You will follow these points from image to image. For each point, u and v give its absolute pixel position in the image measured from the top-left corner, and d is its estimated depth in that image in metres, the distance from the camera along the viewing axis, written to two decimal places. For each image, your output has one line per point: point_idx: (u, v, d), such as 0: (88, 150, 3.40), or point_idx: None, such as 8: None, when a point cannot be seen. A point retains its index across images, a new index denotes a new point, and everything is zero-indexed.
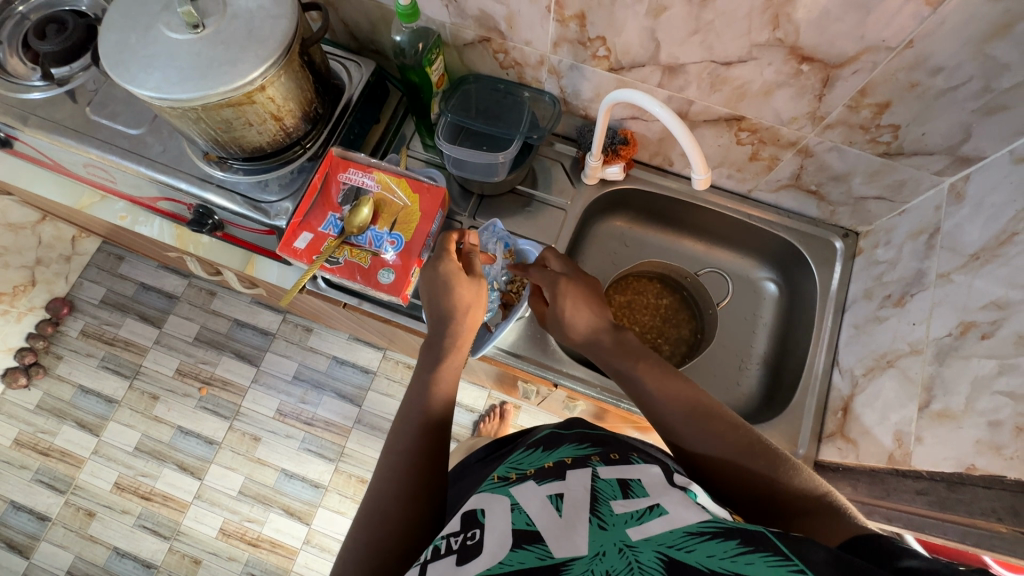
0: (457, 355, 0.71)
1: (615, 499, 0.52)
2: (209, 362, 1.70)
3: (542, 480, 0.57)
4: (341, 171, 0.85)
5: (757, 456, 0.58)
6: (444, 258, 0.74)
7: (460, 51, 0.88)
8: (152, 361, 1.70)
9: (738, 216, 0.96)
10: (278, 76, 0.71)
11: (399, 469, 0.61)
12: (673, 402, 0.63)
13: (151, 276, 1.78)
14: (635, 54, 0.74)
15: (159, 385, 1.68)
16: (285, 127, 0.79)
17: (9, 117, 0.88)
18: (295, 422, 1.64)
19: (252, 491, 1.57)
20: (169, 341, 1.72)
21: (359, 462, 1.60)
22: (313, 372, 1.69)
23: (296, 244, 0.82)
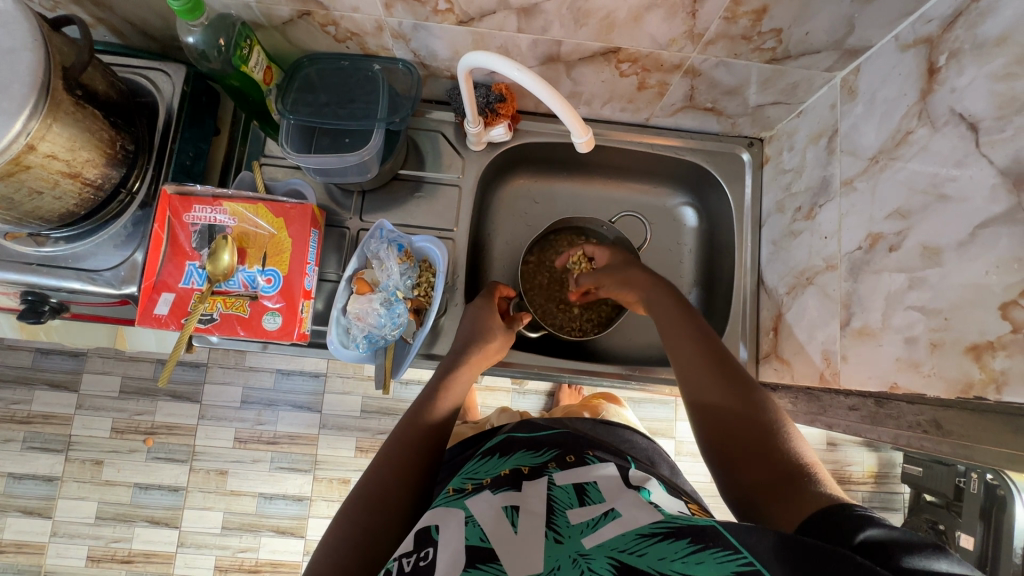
0: (469, 370, 0.72)
1: (572, 508, 0.46)
2: (146, 412, 1.42)
3: (497, 490, 0.50)
4: (184, 213, 0.71)
5: (759, 414, 0.52)
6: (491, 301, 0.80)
7: (283, 32, 0.72)
8: (81, 427, 1.41)
9: (641, 147, 0.89)
10: (48, 126, 0.56)
11: (401, 456, 0.59)
12: (687, 343, 0.61)
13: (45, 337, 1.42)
14: (480, 1, 0.62)
15: (98, 449, 1.41)
16: (89, 181, 0.64)
17: None
18: (258, 445, 1.42)
19: (236, 522, 1.41)
20: (93, 402, 1.42)
21: (337, 464, 1.43)
22: (260, 391, 1.44)
23: (156, 311, 0.70)
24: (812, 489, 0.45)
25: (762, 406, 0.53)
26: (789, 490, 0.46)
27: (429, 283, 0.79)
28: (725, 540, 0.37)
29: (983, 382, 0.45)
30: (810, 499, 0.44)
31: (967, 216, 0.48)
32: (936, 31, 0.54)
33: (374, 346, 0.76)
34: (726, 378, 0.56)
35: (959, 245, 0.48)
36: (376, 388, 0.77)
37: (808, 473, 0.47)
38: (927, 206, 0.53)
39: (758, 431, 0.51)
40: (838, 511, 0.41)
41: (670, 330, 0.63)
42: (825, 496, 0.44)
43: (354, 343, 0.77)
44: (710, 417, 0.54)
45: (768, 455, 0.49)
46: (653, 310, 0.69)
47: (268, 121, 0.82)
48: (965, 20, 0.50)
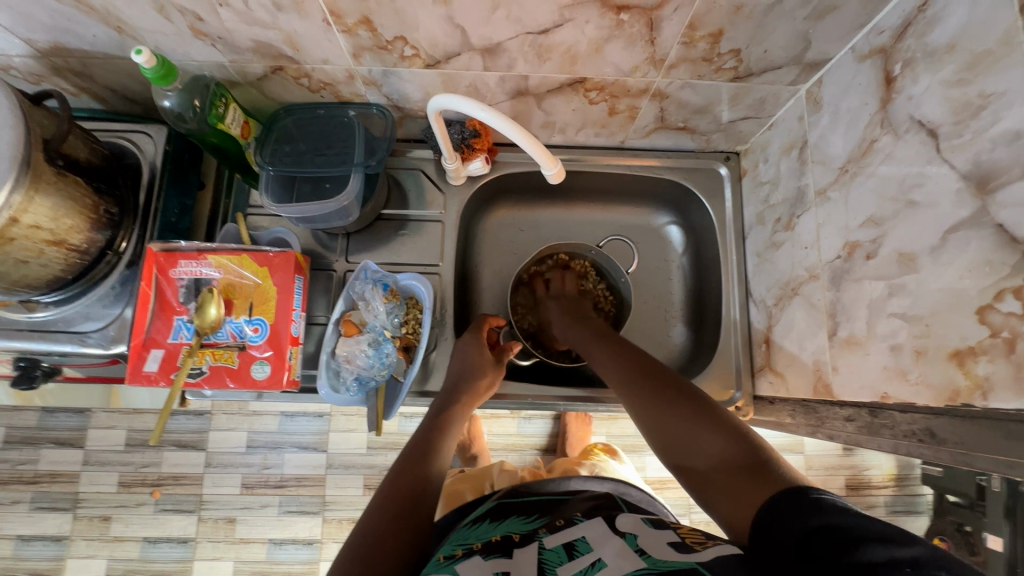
0: (463, 408, 0.72)
1: (561, 565, 0.45)
2: (152, 464, 1.42)
3: (488, 556, 0.48)
4: (170, 268, 0.72)
5: (689, 412, 0.54)
6: (472, 332, 0.81)
7: (258, 87, 0.74)
8: (88, 483, 1.40)
9: (619, 170, 0.91)
10: (31, 198, 0.57)
11: (394, 503, 0.58)
12: (628, 380, 0.62)
13: None
14: (444, 44, 0.64)
15: (106, 505, 1.40)
16: (74, 247, 0.66)
17: None
18: (265, 489, 1.41)
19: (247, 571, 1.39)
20: (99, 457, 1.41)
21: (346, 504, 1.41)
22: (265, 435, 1.43)
23: (146, 368, 0.71)
24: (760, 477, 0.45)
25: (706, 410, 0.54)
26: (744, 478, 0.46)
27: (417, 320, 0.80)
28: None
29: (969, 388, 0.44)
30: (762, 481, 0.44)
31: (936, 221, 0.48)
32: (889, 42, 0.55)
33: (365, 388, 0.76)
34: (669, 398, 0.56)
35: (932, 250, 0.48)
36: (369, 430, 0.76)
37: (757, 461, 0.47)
38: (899, 212, 0.52)
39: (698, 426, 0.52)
40: (786, 495, 0.42)
41: (611, 368, 0.66)
42: (785, 481, 0.44)
43: (345, 386, 0.76)
44: (653, 425, 0.56)
45: (720, 459, 0.49)
46: (600, 348, 0.71)
47: (252, 172, 0.83)
48: (915, 29, 0.51)
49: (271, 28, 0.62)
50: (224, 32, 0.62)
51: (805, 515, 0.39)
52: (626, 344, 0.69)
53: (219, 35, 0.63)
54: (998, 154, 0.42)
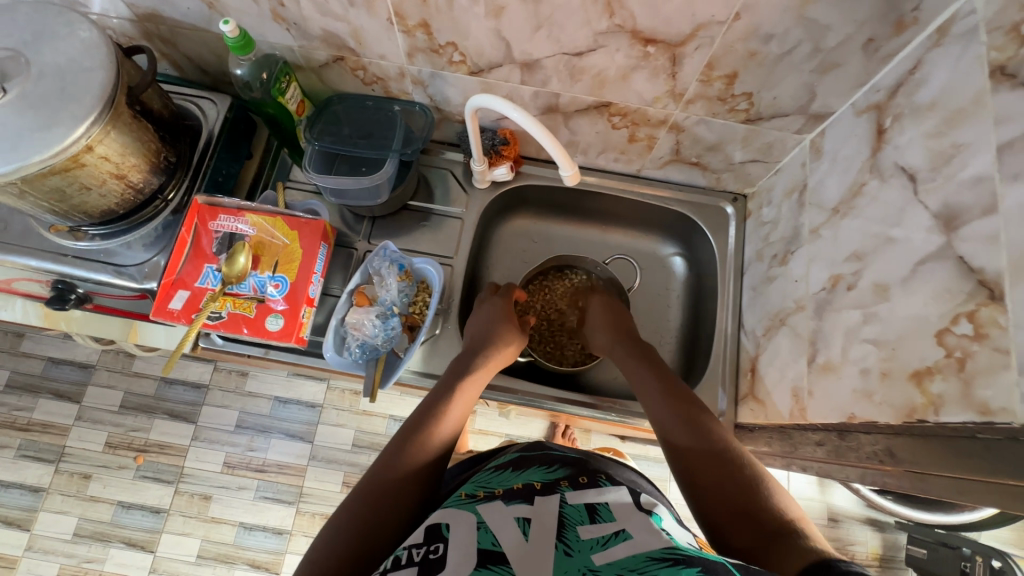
0: (477, 376, 0.74)
1: (582, 524, 0.48)
2: (141, 429, 1.45)
3: (510, 502, 0.51)
4: (210, 220, 0.79)
5: (727, 461, 0.55)
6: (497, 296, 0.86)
7: (318, 73, 0.83)
8: (77, 438, 1.44)
9: (633, 196, 0.97)
10: (107, 132, 0.65)
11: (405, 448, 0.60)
12: (671, 411, 0.63)
13: (58, 347, 1.49)
14: (489, 55, 0.72)
15: (89, 463, 1.42)
16: (132, 184, 0.73)
17: None
18: (246, 471, 1.43)
19: (212, 552, 1.38)
20: (93, 414, 1.45)
21: (321, 498, 1.41)
22: (256, 417, 1.46)
23: (171, 305, 0.76)
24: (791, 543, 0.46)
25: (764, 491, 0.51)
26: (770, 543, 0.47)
27: (424, 302, 0.85)
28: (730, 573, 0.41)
29: (924, 405, 0.48)
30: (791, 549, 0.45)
31: (908, 255, 0.52)
32: (883, 99, 0.61)
33: (369, 356, 0.80)
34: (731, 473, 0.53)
35: (903, 281, 0.53)
36: (363, 398, 0.79)
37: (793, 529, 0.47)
38: (879, 248, 0.57)
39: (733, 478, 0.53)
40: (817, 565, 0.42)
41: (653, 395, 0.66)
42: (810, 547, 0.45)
43: (348, 352, 0.80)
44: (687, 459, 0.57)
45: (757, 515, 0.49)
46: (642, 373, 0.71)
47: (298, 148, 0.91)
48: (905, 89, 0.57)
49: (342, 20, 0.71)
50: (301, 18, 0.71)
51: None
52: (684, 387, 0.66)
53: (295, 21, 0.72)
54: (963, 196, 0.47)
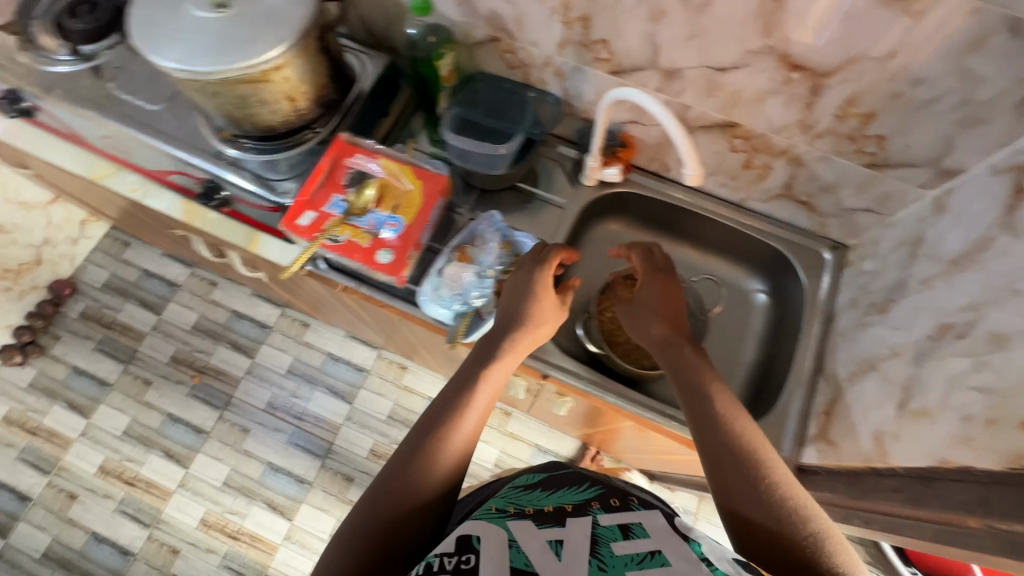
0: (510, 357, 0.71)
1: (616, 541, 0.50)
2: (204, 352, 1.92)
3: (541, 523, 0.53)
4: (348, 156, 0.88)
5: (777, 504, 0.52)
6: (540, 270, 0.77)
7: (471, 50, 0.91)
8: (148, 347, 1.93)
9: (732, 225, 0.98)
10: (296, 58, 0.75)
11: (416, 453, 0.60)
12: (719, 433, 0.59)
13: (154, 264, 2.03)
14: (635, 57, 0.78)
15: (153, 371, 1.90)
16: (298, 108, 0.83)
17: (38, 88, 0.93)
18: (284, 415, 1.84)
19: (236, 483, 1.76)
20: (167, 328, 1.95)
21: (343, 459, 1.78)
22: (306, 367, 1.90)
23: (299, 222, 0.83)
24: None
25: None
26: None
27: None
28: None
29: None
30: None
31: None
32: None
33: (458, 308, 0.84)
34: (799, 564, 0.49)
35: None
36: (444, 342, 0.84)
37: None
38: (1000, 300, 0.57)
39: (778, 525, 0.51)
40: None
41: (701, 409, 0.62)
42: None
43: (439, 300, 0.85)
44: (732, 494, 0.55)
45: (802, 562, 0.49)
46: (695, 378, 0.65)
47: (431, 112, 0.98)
48: None
49: (510, 3, 0.79)
50: None
51: None
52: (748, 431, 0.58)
53: None
54: None
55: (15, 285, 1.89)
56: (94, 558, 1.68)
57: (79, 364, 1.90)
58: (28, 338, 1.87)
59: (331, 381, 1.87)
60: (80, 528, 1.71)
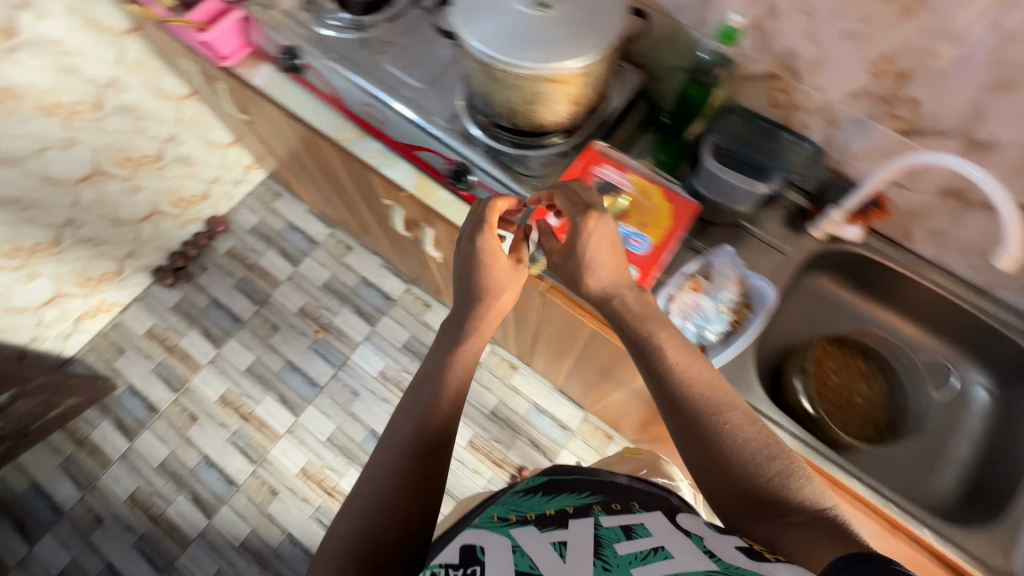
0: (477, 339, 0.76)
1: (619, 542, 0.52)
2: (330, 310, 2.01)
3: (544, 527, 0.56)
4: (596, 165, 0.89)
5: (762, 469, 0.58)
6: (484, 232, 0.75)
7: (738, 83, 0.90)
8: (281, 294, 2.03)
9: (969, 309, 0.92)
10: (600, 65, 0.76)
11: (410, 425, 0.67)
12: (671, 402, 0.64)
13: (299, 218, 2.15)
14: (943, 121, 0.74)
15: (281, 318, 2.00)
16: (572, 112, 0.84)
17: (316, 49, 1.00)
18: (394, 388, 1.89)
19: (339, 442, 1.83)
20: (301, 280, 2.05)
21: None
22: (422, 345, 1.95)
23: (546, 221, 0.85)
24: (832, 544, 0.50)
25: (841, 536, 0.51)
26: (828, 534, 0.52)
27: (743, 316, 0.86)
28: None
29: None
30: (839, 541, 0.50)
31: None
32: None
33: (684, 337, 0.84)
34: (802, 507, 0.55)
35: None
36: None
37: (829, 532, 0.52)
38: None
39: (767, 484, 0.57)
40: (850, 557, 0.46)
41: (675, 383, 0.65)
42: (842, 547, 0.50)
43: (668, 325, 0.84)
44: (711, 463, 0.60)
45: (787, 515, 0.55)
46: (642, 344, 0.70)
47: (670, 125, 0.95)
48: None
49: (817, 45, 0.77)
50: (780, 32, 0.79)
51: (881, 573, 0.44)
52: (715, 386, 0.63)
53: (771, 32, 0.80)
54: None
55: (182, 213, 1.97)
56: (203, 480, 1.79)
57: (218, 298, 2.03)
58: (181, 263, 2.02)
59: None
60: (194, 449, 1.83)
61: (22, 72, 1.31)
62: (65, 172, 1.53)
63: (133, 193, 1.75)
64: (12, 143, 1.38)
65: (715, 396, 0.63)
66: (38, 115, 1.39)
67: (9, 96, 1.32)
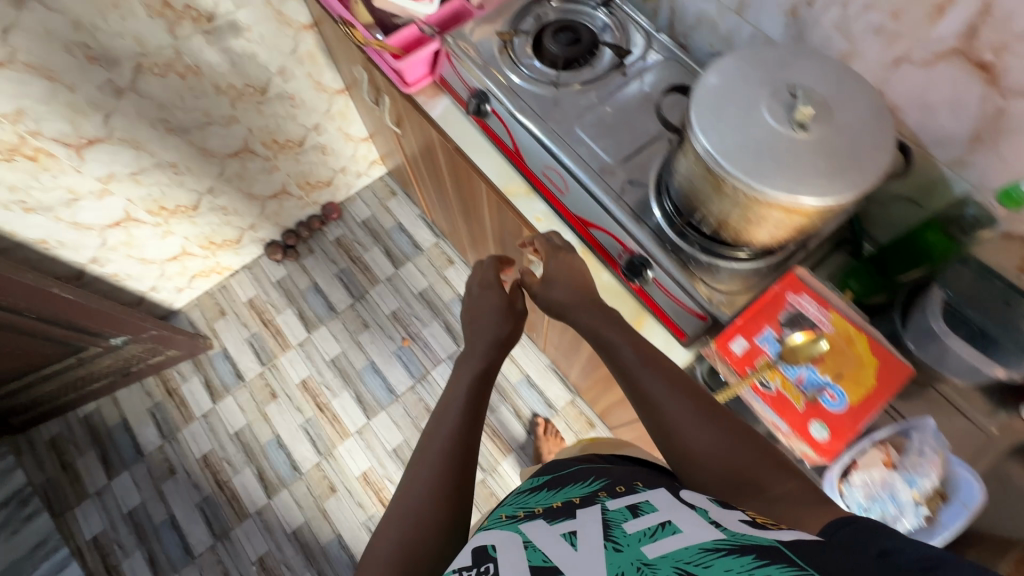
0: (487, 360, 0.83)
1: (627, 521, 0.50)
2: (421, 320, 2.00)
3: (553, 519, 0.53)
4: (792, 293, 0.79)
5: (743, 457, 0.60)
6: (490, 264, 0.98)
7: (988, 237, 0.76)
8: (378, 293, 2.05)
9: None
10: (848, 204, 0.66)
11: (436, 429, 0.74)
12: (650, 414, 0.69)
13: (409, 221, 2.16)
14: None
15: (373, 316, 2.02)
16: (787, 238, 0.75)
17: (508, 99, 0.95)
18: None
19: (403, 456, 1.82)
20: (398, 283, 2.06)
21: (503, 484, 1.76)
22: (503, 378, 1.91)
23: (731, 348, 0.77)
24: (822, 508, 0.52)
25: (831, 501, 0.53)
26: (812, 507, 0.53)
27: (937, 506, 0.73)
28: (789, 558, 0.41)
29: None
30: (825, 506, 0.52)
31: None
32: None
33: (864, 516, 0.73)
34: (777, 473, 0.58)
35: None
36: None
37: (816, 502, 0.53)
38: None
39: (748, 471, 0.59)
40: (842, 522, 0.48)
41: (652, 390, 0.69)
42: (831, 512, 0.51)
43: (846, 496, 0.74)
44: (699, 454, 0.62)
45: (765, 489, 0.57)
46: (616, 354, 0.75)
47: (880, 258, 0.83)
48: None
49: None
50: None
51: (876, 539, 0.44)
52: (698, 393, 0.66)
53: None
54: None
55: (305, 196, 2.03)
56: (270, 459, 1.83)
57: (319, 283, 2.08)
58: (293, 241, 2.08)
59: (518, 403, 1.87)
60: (269, 426, 1.88)
61: (211, 53, 1.37)
62: (220, 146, 1.60)
63: (270, 172, 1.82)
64: (185, 115, 1.45)
65: (688, 391, 0.67)
66: (213, 93, 1.45)
67: (194, 74, 1.38)
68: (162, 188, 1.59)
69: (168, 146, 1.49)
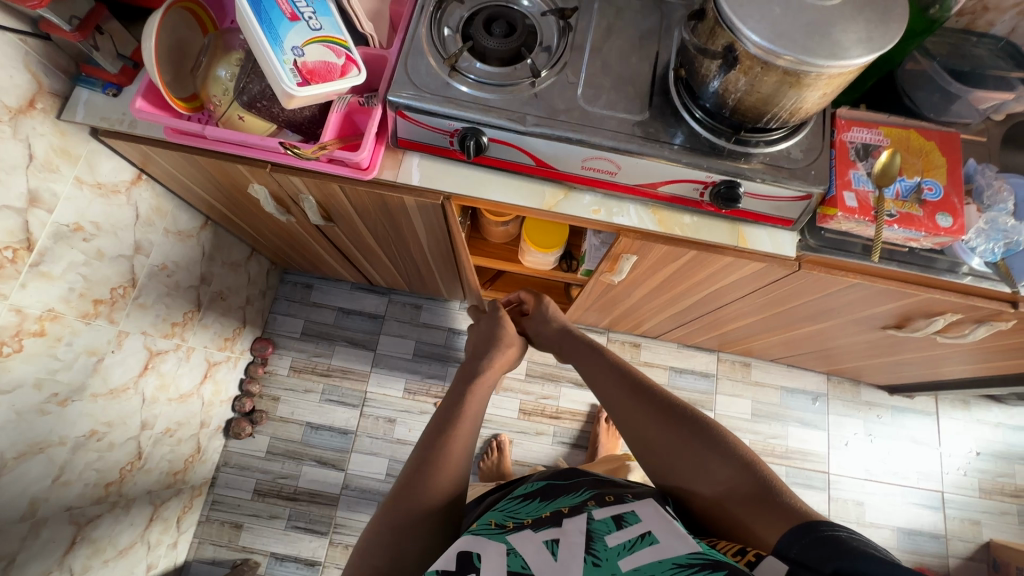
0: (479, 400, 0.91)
1: (610, 534, 0.64)
2: (436, 376, 1.85)
3: (539, 528, 0.67)
4: (846, 132, 0.88)
5: (725, 454, 0.72)
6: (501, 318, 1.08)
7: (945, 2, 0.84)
8: (377, 385, 1.83)
9: None
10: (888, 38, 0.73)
11: (445, 430, 0.83)
12: (643, 408, 0.83)
13: (347, 300, 1.91)
14: None
15: (392, 407, 1.81)
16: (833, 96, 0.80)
17: (505, 118, 0.84)
18: (541, 418, 1.83)
19: None
20: (387, 361, 1.85)
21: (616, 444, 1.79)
22: (545, 366, 1.88)
23: (847, 204, 0.84)
24: (772, 509, 0.64)
25: (773, 501, 0.66)
26: (764, 503, 0.66)
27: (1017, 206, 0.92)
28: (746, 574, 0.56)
29: None
30: (770, 509, 0.65)
31: None
32: None
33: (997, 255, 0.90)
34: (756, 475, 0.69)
35: None
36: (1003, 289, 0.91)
37: (768, 495, 0.66)
38: None
39: (725, 470, 0.71)
40: (808, 527, 0.60)
41: (639, 397, 0.85)
42: (784, 510, 0.64)
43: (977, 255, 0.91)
44: (681, 451, 0.76)
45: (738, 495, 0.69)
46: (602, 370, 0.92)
47: (871, 67, 0.91)
48: None
49: None
50: None
51: (819, 537, 0.58)
52: (684, 412, 0.79)
53: None
54: None
55: (230, 353, 1.68)
56: None
57: (312, 420, 1.78)
58: (250, 405, 1.75)
59: (573, 375, 1.87)
60: None
61: (52, 285, 1.00)
62: (124, 375, 1.23)
63: (187, 359, 1.45)
64: (69, 372, 1.08)
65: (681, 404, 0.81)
66: (82, 325, 1.08)
67: (50, 321, 1.01)
68: (95, 466, 1.20)
69: (72, 420, 1.11)
